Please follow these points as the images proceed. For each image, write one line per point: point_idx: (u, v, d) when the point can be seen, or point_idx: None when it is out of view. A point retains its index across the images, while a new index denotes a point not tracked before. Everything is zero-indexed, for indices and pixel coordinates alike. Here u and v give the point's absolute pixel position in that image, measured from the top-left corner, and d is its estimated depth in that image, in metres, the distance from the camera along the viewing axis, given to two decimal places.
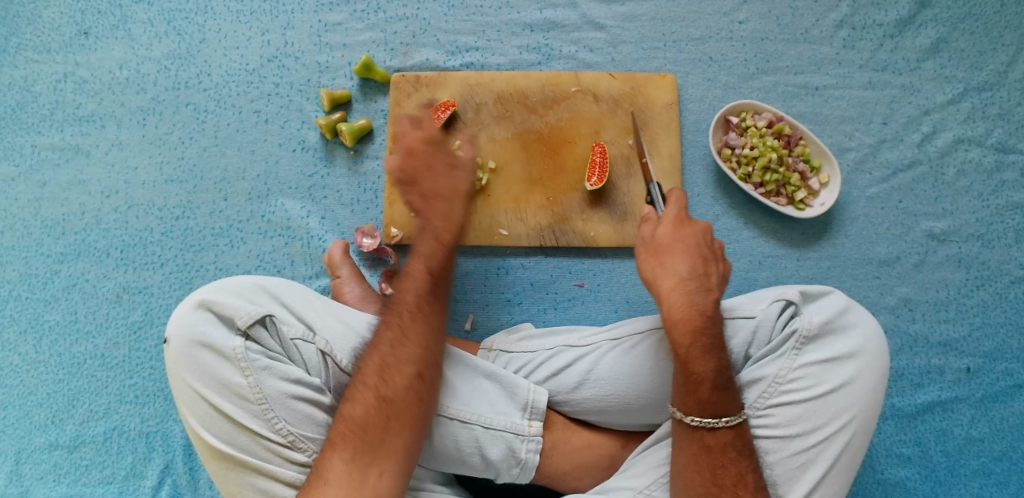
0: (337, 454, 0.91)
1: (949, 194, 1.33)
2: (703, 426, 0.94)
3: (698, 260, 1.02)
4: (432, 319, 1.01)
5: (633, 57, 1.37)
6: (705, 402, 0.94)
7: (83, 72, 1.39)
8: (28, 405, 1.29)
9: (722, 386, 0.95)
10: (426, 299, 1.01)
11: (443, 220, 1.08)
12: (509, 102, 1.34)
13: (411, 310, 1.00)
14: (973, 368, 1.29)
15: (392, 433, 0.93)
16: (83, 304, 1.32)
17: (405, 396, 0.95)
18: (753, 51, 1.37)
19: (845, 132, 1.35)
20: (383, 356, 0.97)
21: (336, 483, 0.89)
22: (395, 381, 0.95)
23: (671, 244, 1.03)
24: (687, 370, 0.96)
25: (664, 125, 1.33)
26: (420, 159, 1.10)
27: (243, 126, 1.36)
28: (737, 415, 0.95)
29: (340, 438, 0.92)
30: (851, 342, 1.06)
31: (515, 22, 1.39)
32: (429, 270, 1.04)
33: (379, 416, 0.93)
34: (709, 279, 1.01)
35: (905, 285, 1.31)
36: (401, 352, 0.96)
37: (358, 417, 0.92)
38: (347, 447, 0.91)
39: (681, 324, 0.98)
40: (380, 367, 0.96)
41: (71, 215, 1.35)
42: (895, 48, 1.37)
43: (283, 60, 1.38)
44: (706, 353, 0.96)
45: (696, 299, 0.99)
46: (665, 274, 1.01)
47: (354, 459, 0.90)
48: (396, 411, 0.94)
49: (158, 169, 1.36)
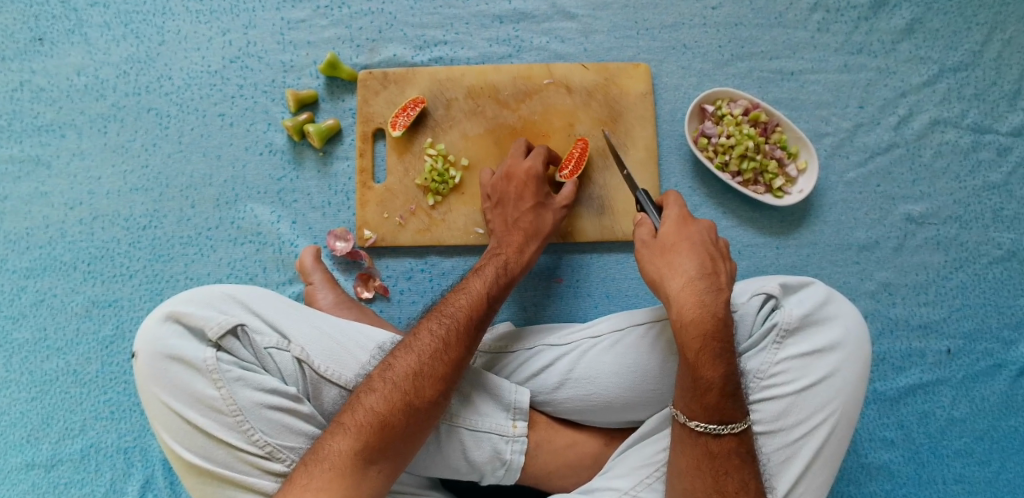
0: (348, 442, 0.90)
1: (926, 176, 1.32)
2: (708, 432, 0.93)
3: (706, 259, 0.99)
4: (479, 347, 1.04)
5: (606, 47, 1.34)
6: (711, 408, 0.93)
7: (40, 79, 1.34)
8: (2, 425, 1.26)
9: (730, 392, 0.93)
10: (481, 325, 1.05)
11: (513, 251, 1.16)
12: (480, 97, 1.31)
13: (459, 328, 1.02)
14: (954, 350, 1.29)
15: (405, 439, 0.93)
16: (52, 320, 1.29)
17: (431, 408, 0.95)
18: (726, 37, 1.35)
19: (822, 117, 1.33)
20: (421, 363, 0.97)
21: (338, 472, 0.88)
22: (426, 391, 0.95)
23: (677, 243, 1.01)
24: (696, 375, 0.93)
25: (639, 116, 1.31)
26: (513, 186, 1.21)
27: (208, 130, 1.32)
28: (742, 422, 0.93)
29: (354, 427, 0.91)
30: (833, 333, 1.05)
31: (484, 14, 1.35)
32: (497, 296, 1.10)
33: (400, 418, 0.93)
34: (718, 278, 0.99)
35: (885, 270, 1.31)
36: (442, 370, 0.97)
37: (380, 411, 0.92)
38: (360, 439, 0.90)
39: (692, 326, 0.95)
40: (412, 375, 0.96)
41: (35, 229, 1.31)
42: (870, 31, 1.35)
43: (246, 60, 1.34)
44: (716, 359, 0.94)
45: (707, 299, 0.96)
46: (673, 274, 0.99)
47: (364, 453, 0.90)
48: (417, 418, 0.94)
49: (122, 178, 1.32)
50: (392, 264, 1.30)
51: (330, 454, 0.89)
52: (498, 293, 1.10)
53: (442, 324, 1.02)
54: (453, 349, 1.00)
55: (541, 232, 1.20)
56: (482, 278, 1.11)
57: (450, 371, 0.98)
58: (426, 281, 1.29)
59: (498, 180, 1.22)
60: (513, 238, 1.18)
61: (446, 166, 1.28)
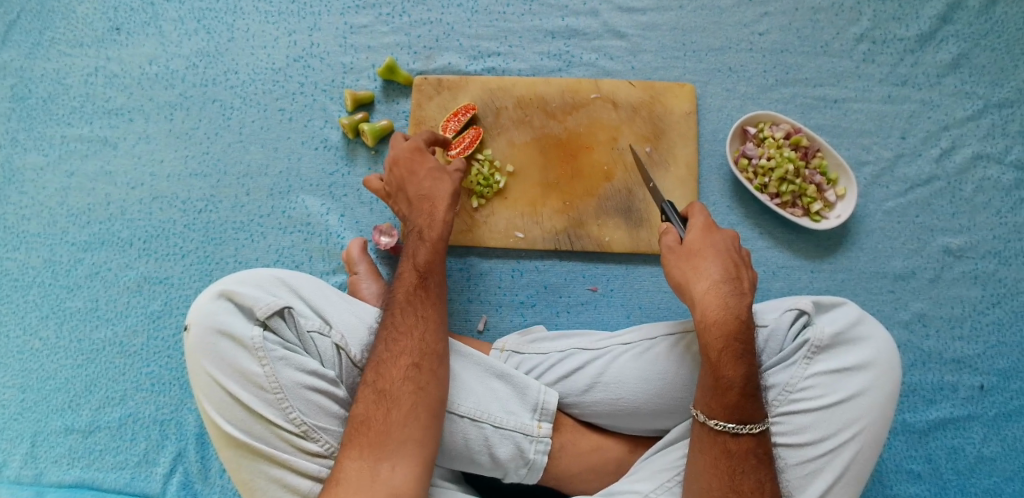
0: (346, 455, 0.94)
1: (966, 210, 1.33)
2: (726, 430, 0.95)
3: (730, 264, 1.02)
4: (427, 310, 1.04)
5: (653, 66, 1.39)
6: (730, 407, 0.95)
7: (114, 66, 1.43)
8: (47, 388, 1.32)
9: (749, 393, 0.95)
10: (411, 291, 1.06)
11: (426, 221, 1.15)
12: (528, 107, 1.36)
13: (399, 308, 1.05)
14: (987, 386, 1.28)
15: (395, 426, 0.95)
16: (106, 292, 1.35)
17: (402, 386, 0.97)
18: (772, 62, 1.38)
19: (863, 146, 1.35)
20: (381, 352, 1.00)
21: (347, 482, 0.91)
22: (391, 372, 0.98)
23: (702, 247, 1.03)
24: (717, 374, 0.96)
25: (682, 134, 1.34)
26: (402, 166, 1.21)
27: (267, 123, 1.39)
28: (760, 424, 0.95)
29: (349, 437, 0.95)
30: (863, 353, 1.07)
31: (537, 29, 1.41)
32: (427, 260, 1.10)
33: (378, 410, 0.96)
34: (742, 283, 1.01)
35: (920, 301, 1.31)
36: (393, 346, 1.00)
37: (358, 413, 0.96)
38: (351, 446, 0.94)
39: (714, 327, 0.97)
40: (376, 363, 1.00)
41: (97, 205, 1.38)
42: (915, 63, 1.37)
43: (308, 60, 1.41)
44: (738, 359, 0.96)
45: (730, 302, 0.98)
46: (698, 277, 1.01)
47: (362, 456, 0.93)
48: (395, 401, 0.96)
49: (183, 163, 1.39)
50: None
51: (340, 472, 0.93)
52: (423, 263, 1.10)
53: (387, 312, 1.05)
54: (398, 327, 1.03)
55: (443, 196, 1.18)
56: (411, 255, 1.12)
57: (401, 343, 1.01)
58: (463, 280, 1.33)
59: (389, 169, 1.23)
60: (423, 210, 1.17)
61: (491, 171, 1.33)
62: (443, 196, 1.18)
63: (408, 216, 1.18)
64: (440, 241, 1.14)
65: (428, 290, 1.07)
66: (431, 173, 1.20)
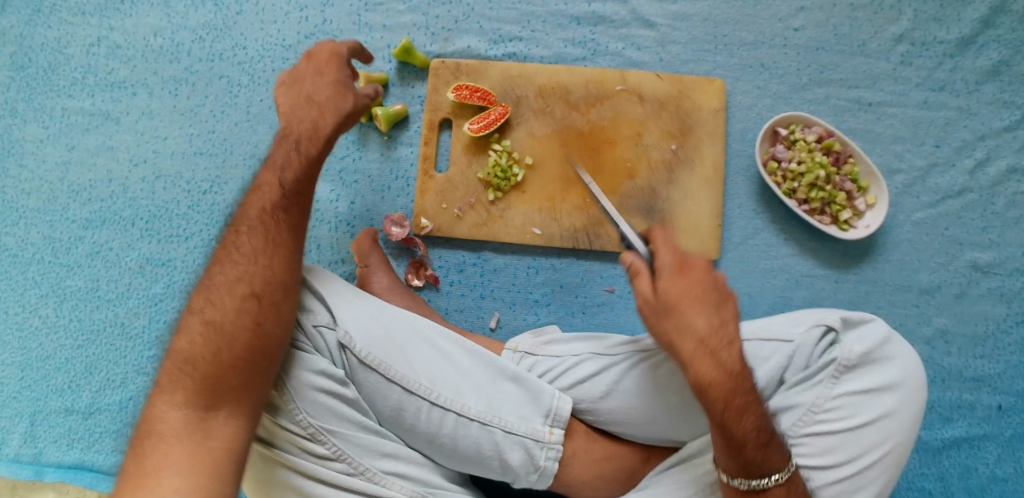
0: (159, 402, 0.82)
1: (997, 225, 1.29)
2: (754, 488, 0.93)
3: (712, 311, 0.96)
4: (277, 227, 0.91)
5: (682, 59, 1.32)
6: (750, 464, 0.92)
7: (117, 37, 1.35)
8: (46, 368, 1.28)
9: (765, 443, 0.92)
10: (259, 211, 0.92)
11: (307, 131, 0.97)
12: (551, 98, 1.29)
13: (247, 228, 0.91)
14: (1005, 406, 1.26)
15: (228, 366, 0.83)
16: (106, 272, 1.30)
17: (235, 321, 0.86)
18: (807, 61, 1.32)
19: (896, 153, 1.30)
20: (216, 280, 0.89)
21: (163, 432, 0.79)
22: (224, 303, 0.87)
23: (681, 301, 0.96)
24: (728, 433, 0.91)
25: (710, 132, 1.29)
26: (311, 65, 1.03)
27: (276, 103, 1.33)
28: (783, 472, 0.93)
29: (170, 379, 0.83)
30: (891, 373, 1.04)
31: (561, 14, 1.34)
32: (285, 184, 0.94)
33: (207, 347, 0.84)
34: (728, 329, 0.96)
35: (943, 316, 1.27)
36: (232, 272, 0.88)
37: (183, 351, 0.84)
38: (172, 389, 0.82)
39: (714, 388, 0.92)
40: (207, 290, 0.88)
41: (98, 182, 1.32)
42: (954, 69, 1.32)
43: (320, 38, 1.33)
44: (744, 412, 0.92)
45: (722, 357, 0.93)
46: (682, 335, 0.95)
47: (188, 402, 0.81)
48: (226, 336, 0.85)
49: (187, 141, 1.32)
50: (444, 256, 1.29)
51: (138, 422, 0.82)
52: (288, 183, 0.94)
53: (219, 238, 0.94)
54: (241, 251, 0.90)
55: (341, 109, 0.99)
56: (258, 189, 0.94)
57: (241, 263, 0.89)
58: (477, 276, 1.29)
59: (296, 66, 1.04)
60: (308, 116, 0.99)
61: (510, 163, 1.27)
62: (340, 111, 0.99)
63: (289, 117, 1.00)
64: (318, 157, 0.97)
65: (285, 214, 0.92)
66: (335, 82, 1.01)
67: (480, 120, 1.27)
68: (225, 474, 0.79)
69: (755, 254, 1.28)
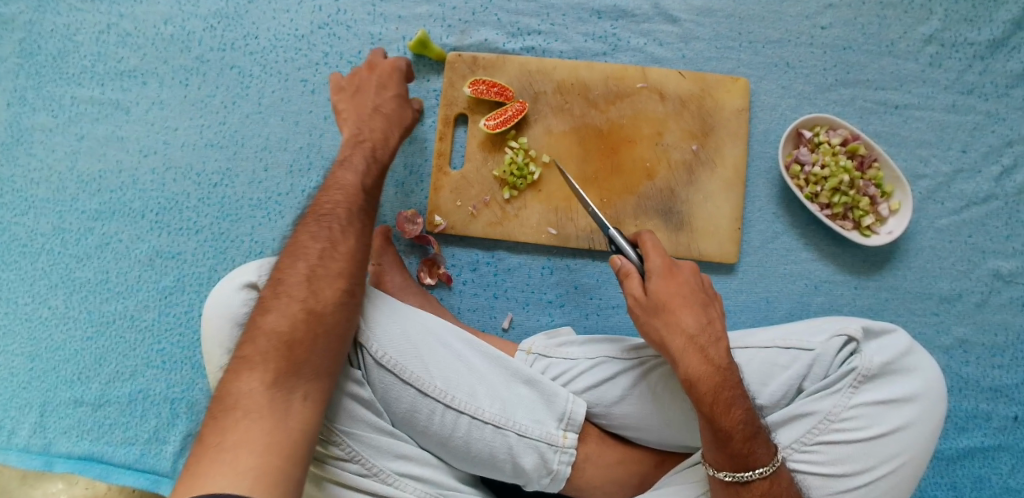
0: (253, 376, 0.82)
1: (1021, 233, 1.26)
2: (738, 481, 0.93)
3: (699, 309, 0.98)
4: (364, 226, 1.00)
5: (705, 57, 1.29)
6: (736, 457, 0.92)
7: (127, 24, 1.32)
8: (55, 359, 1.27)
9: (751, 436, 0.93)
10: (348, 207, 0.99)
11: (378, 137, 1.11)
12: (569, 94, 1.26)
13: (340, 224, 0.97)
14: (1021, 417, 1.24)
15: (319, 355, 0.87)
16: (116, 264, 1.29)
17: (334, 313, 0.90)
18: (833, 60, 1.29)
19: (921, 157, 1.27)
20: (311, 266, 0.92)
21: (254, 409, 0.80)
22: (325, 293, 0.90)
23: (671, 299, 0.97)
24: (716, 427, 0.92)
25: (732, 133, 1.26)
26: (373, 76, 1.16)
27: (288, 95, 1.30)
28: (769, 465, 0.93)
29: (259, 358, 0.84)
30: (911, 385, 1.02)
31: (582, 8, 1.30)
32: (363, 186, 1.04)
33: (306, 331, 0.87)
34: (715, 326, 0.98)
35: (963, 325, 1.26)
36: (331, 264, 0.93)
37: (282, 330, 0.86)
38: (267, 367, 0.83)
39: (702, 383, 0.94)
40: (308, 277, 0.91)
41: (107, 173, 1.30)
42: (984, 72, 1.28)
43: (334, 28, 1.30)
44: (731, 406, 0.93)
45: (711, 354, 0.95)
46: (672, 332, 0.96)
47: (281, 383, 0.83)
48: (324, 325, 0.88)
49: (197, 132, 1.30)
50: (457, 254, 1.27)
51: (227, 393, 0.81)
52: (366, 186, 1.05)
53: (299, 225, 0.98)
54: (337, 247, 0.95)
55: (402, 123, 1.15)
56: (338, 185, 1.02)
57: (341, 258, 0.94)
58: (490, 275, 1.27)
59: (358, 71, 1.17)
60: (378, 124, 1.12)
61: (526, 160, 1.25)
62: (401, 125, 1.15)
63: (352, 121, 1.13)
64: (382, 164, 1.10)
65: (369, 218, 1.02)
66: (396, 97, 1.16)
67: (498, 116, 1.24)
68: (302, 458, 0.80)
69: (774, 259, 1.26)
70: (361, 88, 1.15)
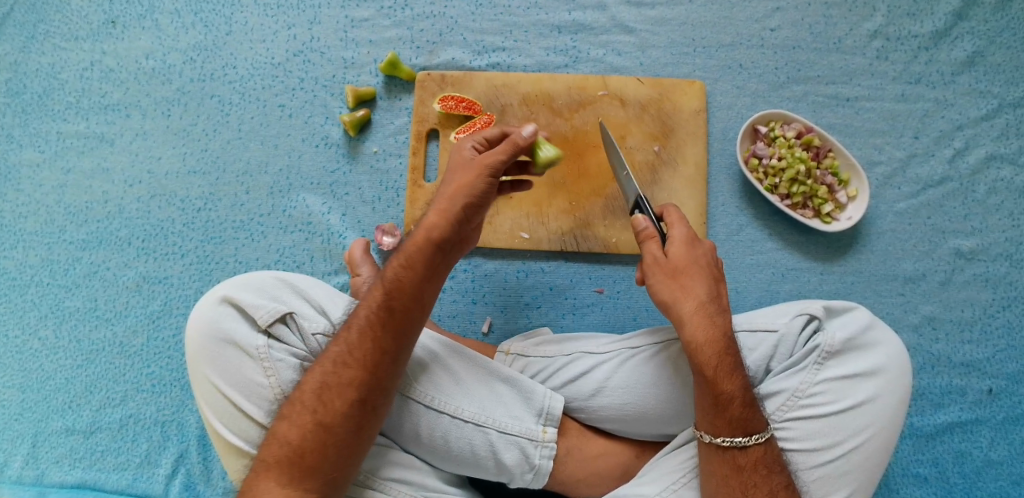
0: (269, 478, 0.88)
1: (978, 212, 1.31)
2: (734, 446, 0.96)
3: (712, 281, 1.02)
4: (387, 330, 0.93)
5: (662, 63, 1.35)
6: (735, 421, 0.96)
7: (110, 61, 1.39)
8: (47, 388, 1.31)
9: (749, 403, 0.97)
10: (371, 310, 0.95)
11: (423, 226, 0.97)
12: (535, 105, 1.32)
13: (361, 329, 0.94)
14: (996, 390, 1.27)
15: (331, 459, 0.89)
16: (104, 292, 1.33)
17: (344, 423, 0.90)
18: (784, 59, 1.35)
19: (875, 146, 1.33)
20: (324, 375, 0.93)
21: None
22: (334, 404, 0.91)
23: (687, 266, 1.02)
24: (716, 391, 0.97)
25: (691, 133, 1.31)
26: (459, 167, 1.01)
27: (267, 120, 1.36)
28: (766, 431, 0.97)
29: (273, 462, 0.89)
30: (875, 359, 1.05)
31: (543, 23, 1.37)
32: (397, 280, 0.95)
33: (314, 442, 0.89)
34: (721, 300, 1.03)
35: (929, 304, 1.29)
36: (341, 375, 0.92)
37: (293, 440, 0.89)
38: (280, 472, 0.88)
39: (707, 346, 0.98)
40: (318, 387, 0.92)
41: (94, 203, 1.36)
42: (930, 61, 1.34)
43: (308, 55, 1.37)
44: (733, 372, 0.97)
45: (717, 321, 1.00)
46: (685, 296, 1.01)
47: (293, 489, 0.87)
48: (334, 435, 0.90)
49: (181, 160, 1.36)
50: None
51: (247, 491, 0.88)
52: (391, 281, 0.95)
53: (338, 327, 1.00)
54: (354, 352, 0.93)
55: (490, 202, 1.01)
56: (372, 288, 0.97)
57: (351, 369, 0.92)
58: (468, 281, 1.31)
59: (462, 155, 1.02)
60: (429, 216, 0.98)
61: None
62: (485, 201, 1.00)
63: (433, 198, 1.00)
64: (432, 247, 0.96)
65: (394, 316, 0.94)
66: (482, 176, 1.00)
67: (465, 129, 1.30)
68: None
69: (741, 250, 1.31)
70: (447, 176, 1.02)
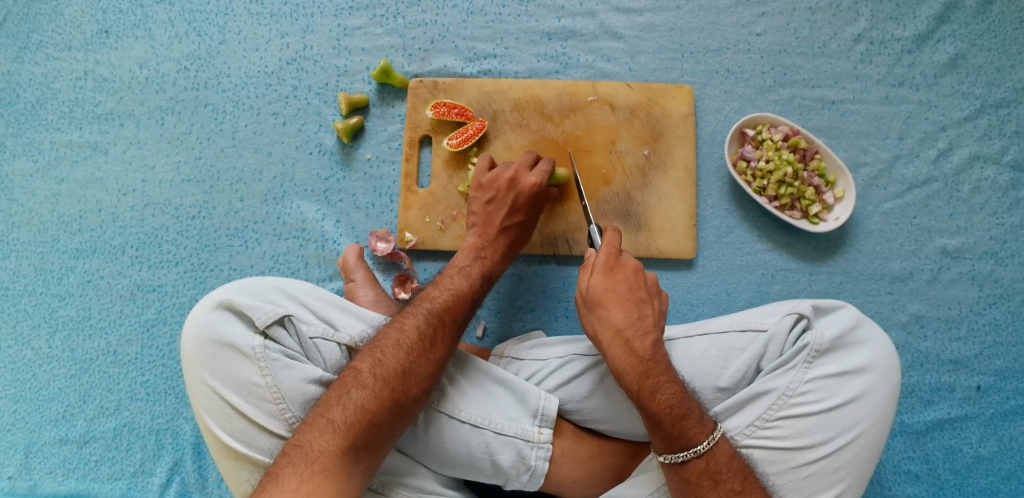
0: (333, 439, 0.87)
1: (963, 211, 1.33)
2: (675, 461, 0.98)
3: (631, 307, 1.06)
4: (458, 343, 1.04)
5: (650, 68, 1.37)
6: (670, 439, 0.98)
7: (103, 70, 1.40)
8: (40, 399, 1.31)
9: (680, 418, 0.98)
10: (453, 316, 1.04)
11: (490, 255, 1.17)
12: (526, 110, 1.34)
13: (442, 327, 1.02)
14: (984, 386, 1.29)
15: (391, 436, 0.92)
16: (97, 300, 1.34)
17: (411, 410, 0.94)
18: (770, 63, 1.37)
19: (861, 147, 1.35)
20: (409, 359, 0.96)
21: (329, 469, 0.85)
22: (411, 390, 0.94)
23: (605, 297, 1.06)
24: (648, 413, 0.99)
25: (680, 137, 1.33)
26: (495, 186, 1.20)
27: (260, 128, 1.38)
28: (704, 443, 0.97)
29: (343, 426, 0.88)
30: (864, 356, 1.07)
31: (533, 31, 1.39)
32: (471, 296, 1.10)
33: (384, 418, 0.91)
34: (645, 322, 1.05)
35: (917, 302, 1.31)
36: (421, 365, 0.97)
37: (370, 409, 0.90)
38: (347, 438, 0.88)
39: (626, 374, 1.01)
40: (400, 367, 0.95)
41: (88, 212, 1.36)
42: (913, 64, 1.36)
43: (301, 63, 1.39)
44: (656, 392, 0.99)
45: (636, 346, 1.03)
46: (603, 325, 1.05)
47: (356, 457, 0.88)
48: (402, 418, 0.93)
49: (175, 169, 1.37)
50: (429, 268, 1.33)
51: (308, 446, 0.87)
52: (460, 296, 1.08)
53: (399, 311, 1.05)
54: (433, 351, 0.99)
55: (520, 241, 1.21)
56: (450, 291, 1.08)
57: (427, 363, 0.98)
58: None
59: (495, 179, 1.20)
60: (499, 242, 1.19)
61: None
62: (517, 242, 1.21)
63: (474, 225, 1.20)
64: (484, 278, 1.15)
65: (461, 331, 1.05)
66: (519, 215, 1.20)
67: (461, 136, 1.31)
68: None
69: (730, 251, 1.33)
70: (494, 197, 1.19)
